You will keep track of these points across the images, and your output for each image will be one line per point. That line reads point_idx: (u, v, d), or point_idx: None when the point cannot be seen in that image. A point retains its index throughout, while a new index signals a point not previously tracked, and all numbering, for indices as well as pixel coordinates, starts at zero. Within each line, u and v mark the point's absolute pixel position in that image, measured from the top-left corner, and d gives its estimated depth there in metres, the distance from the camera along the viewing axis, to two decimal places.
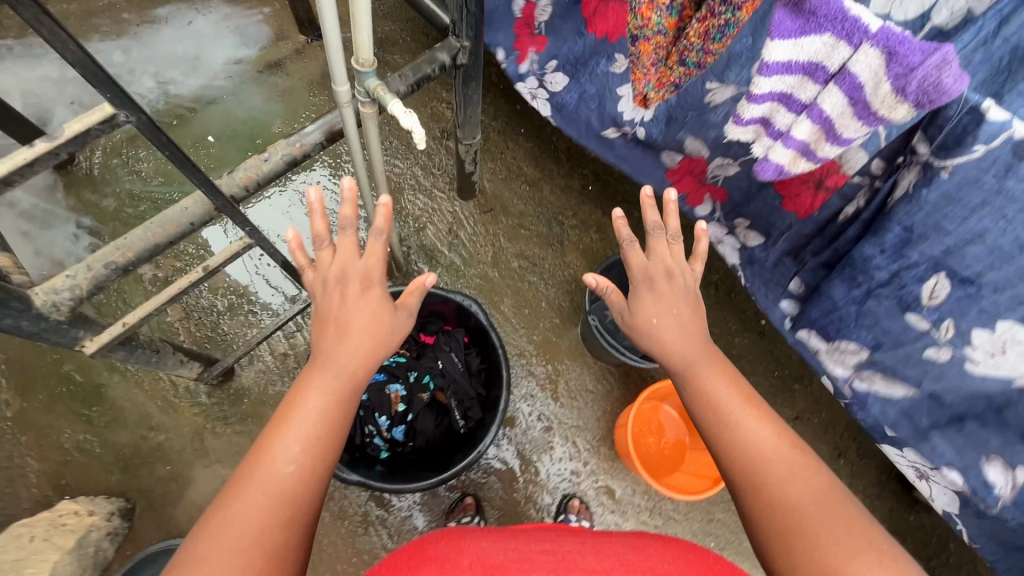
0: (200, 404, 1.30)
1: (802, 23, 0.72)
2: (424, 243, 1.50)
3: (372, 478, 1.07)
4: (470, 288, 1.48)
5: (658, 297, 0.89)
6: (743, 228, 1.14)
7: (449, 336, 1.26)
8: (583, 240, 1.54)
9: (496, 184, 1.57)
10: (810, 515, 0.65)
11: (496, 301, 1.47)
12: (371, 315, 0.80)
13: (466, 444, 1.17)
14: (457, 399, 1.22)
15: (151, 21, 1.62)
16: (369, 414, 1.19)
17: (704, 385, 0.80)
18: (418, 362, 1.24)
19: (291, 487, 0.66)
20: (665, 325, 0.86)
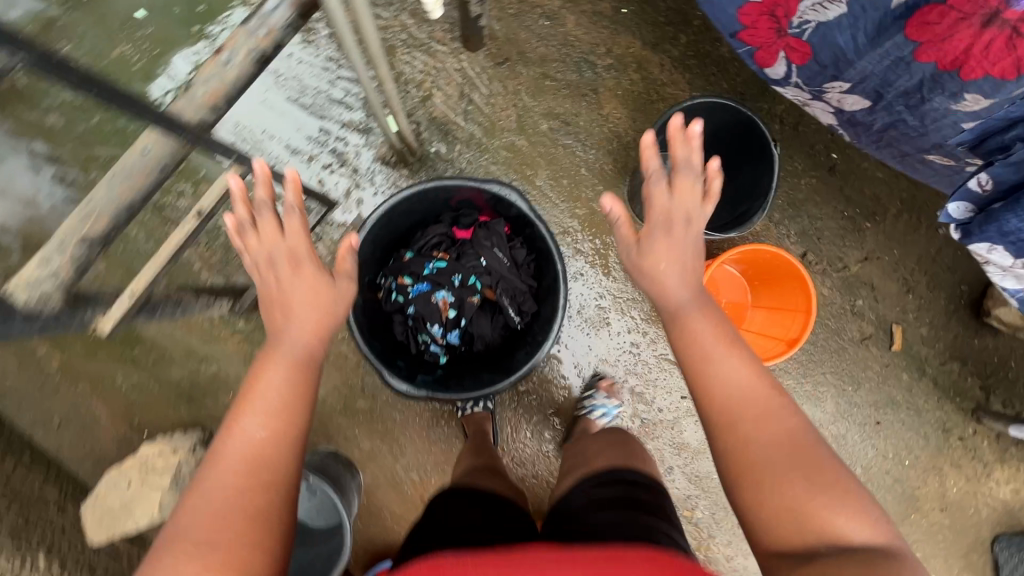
0: (240, 330, 1.25)
1: None
2: (434, 115, 1.26)
3: (436, 391, 1.04)
4: (498, 163, 1.28)
5: (671, 248, 0.80)
6: (838, 91, 0.89)
7: (487, 229, 1.13)
8: (622, 83, 1.28)
9: (508, 24, 1.26)
10: (772, 455, 0.66)
11: (530, 174, 1.28)
12: (309, 287, 0.75)
13: (530, 338, 1.11)
14: (509, 296, 1.13)
15: None
16: (418, 323, 1.13)
17: (690, 331, 0.78)
18: (459, 263, 1.12)
19: (260, 453, 0.62)
20: (679, 274, 0.80)
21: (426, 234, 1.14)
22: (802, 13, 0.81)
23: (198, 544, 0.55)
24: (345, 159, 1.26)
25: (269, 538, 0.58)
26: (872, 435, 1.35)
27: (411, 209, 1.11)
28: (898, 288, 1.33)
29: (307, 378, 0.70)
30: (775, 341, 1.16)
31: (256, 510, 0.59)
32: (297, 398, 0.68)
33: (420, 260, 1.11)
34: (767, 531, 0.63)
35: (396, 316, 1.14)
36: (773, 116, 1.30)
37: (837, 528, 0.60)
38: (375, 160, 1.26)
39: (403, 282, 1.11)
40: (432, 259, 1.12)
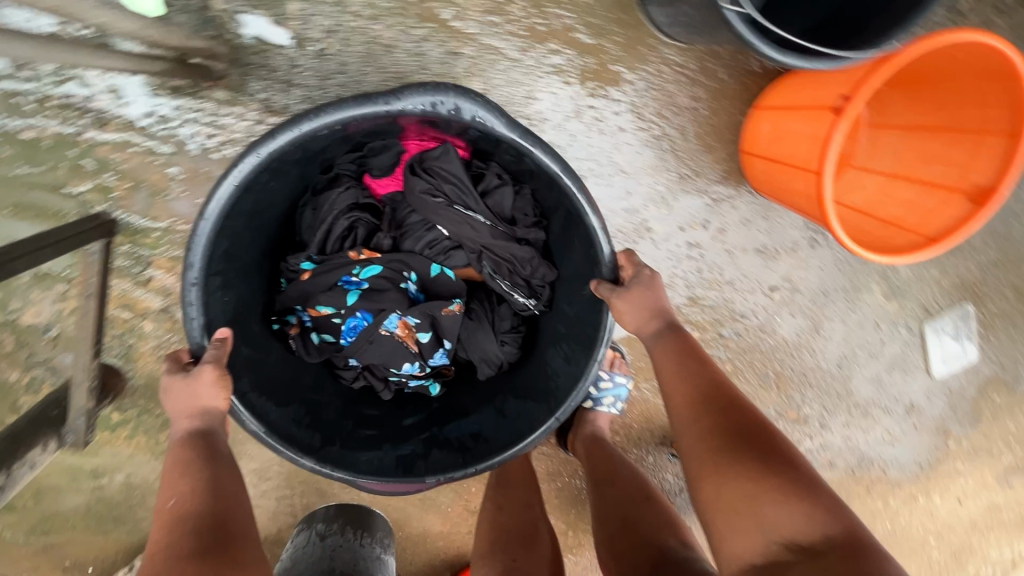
0: (124, 421, 0.84)
1: None
2: None
3: (451, 468, 0.65)
4: (383, 13, 0.66)
5: (653, 295, 0.62)
6: None
7: (428, 174, 0.68)
8: None
9: None
10: (725, 455, 0.51)
11: (449, 15, 0.67)
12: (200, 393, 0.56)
13: (561, 326, 0.71)
14: (507, 276, 0.72)
15: None
16: (376, 365, 0.74)
17: (661, 355, 0.62)
18: (404, 252, 0.72)
19: (180, 508, 0.48)
20: (660, 303, 0.62)
21: (323, 222, 0.70)
22: None
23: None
24: (101, 112, 0.66)
25: (236, 568, 0.44)
26: None
27: (274, 188, 0.63)
28: None
29: (208, 440, 0.55)
30: (935, 195, 0.69)
31: (197, 548, 0.44)
32: (191, 451, 0.53)
33: (337, 273, 0.69)
34: (725, 543, 0.49)
35: (337, 360, 0.75)
36: None
37: (795, 527, 0.46)
38: (155, 92, 0.65)
39: (321, 315, 0.71)
40: (350, 266, 0.70)
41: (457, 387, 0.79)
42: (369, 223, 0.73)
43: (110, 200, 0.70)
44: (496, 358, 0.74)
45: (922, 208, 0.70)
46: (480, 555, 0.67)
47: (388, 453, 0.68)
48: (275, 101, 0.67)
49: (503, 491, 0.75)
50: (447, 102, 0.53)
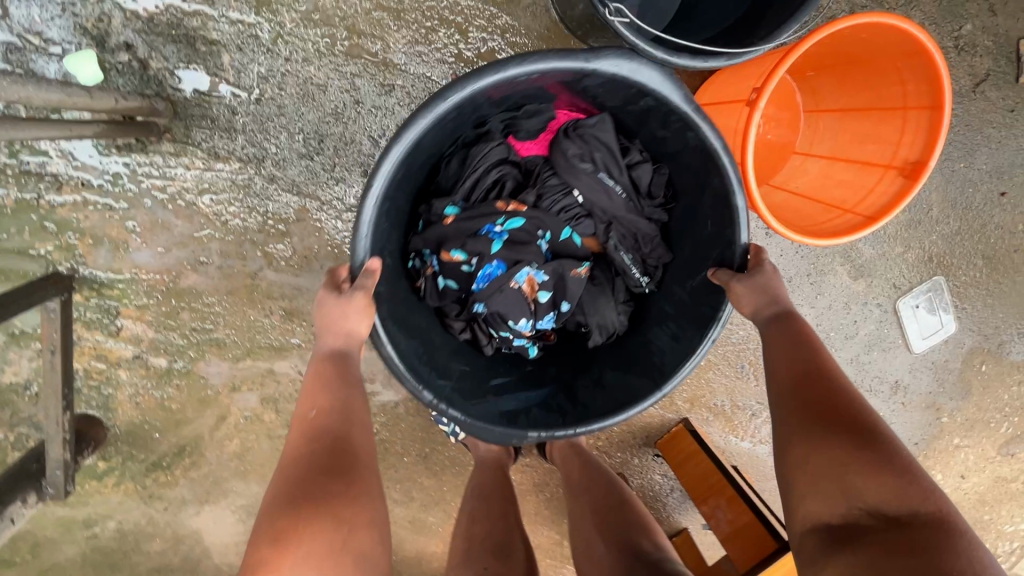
0: (110, 468, 0.86)
1: None
2: (151, 19, 0.65)
3: (552, 426, 0.65)
4: (311, 55, 0.69)
5: (774, 277, 0.59)
6: None
7: (581, 139, 0.65)
8: None
9: None
10: (818, 426, 0.50)
11: (376, 48, 0.70)
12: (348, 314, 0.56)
13: (669, 306, 0.70)
14: (627, 245, 0.70)
15: None
16: (496, 317, 0.69)
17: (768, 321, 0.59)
18: (542, 211, 0.66)
19: (318, 424, 0.51)
20: (777, 281, 0.59)
21: (474, 170, 0.65)
22: None
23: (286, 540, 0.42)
24: (58, 175, 0.69)
25: (359, 502, 0.46)
26: (999, 211, 0.94)
27: (440, 128, 0.59)
28: None
29: (348, 364, 0.56)
30: (871, 172, 0.69)
31: (323, 470, 0.47)
32: (331, 371, 0.55)
33: (478, 223, 0.65)
34: (801, 505, 0.49)
35: (451, 310, 0.71)
36: None
37: (880, 499, 0.45)
38: (107, 152, 0.69)
39: (451, 260, 0.66)
40: (494, 215, 0.65)
41: (556, 356, 0.76)
42: (515, 178, 0.68)
43: (73, 259, 0.73)
44: (611, 329, 0.71)
45: (860, 186, 0.70)
46: (456, 562, 0.69)
47: (491, 406, 0.68)
48: (220, 147, 0.70)
49: (482, 501, 0.76)
50: (626, 70, 0.55)
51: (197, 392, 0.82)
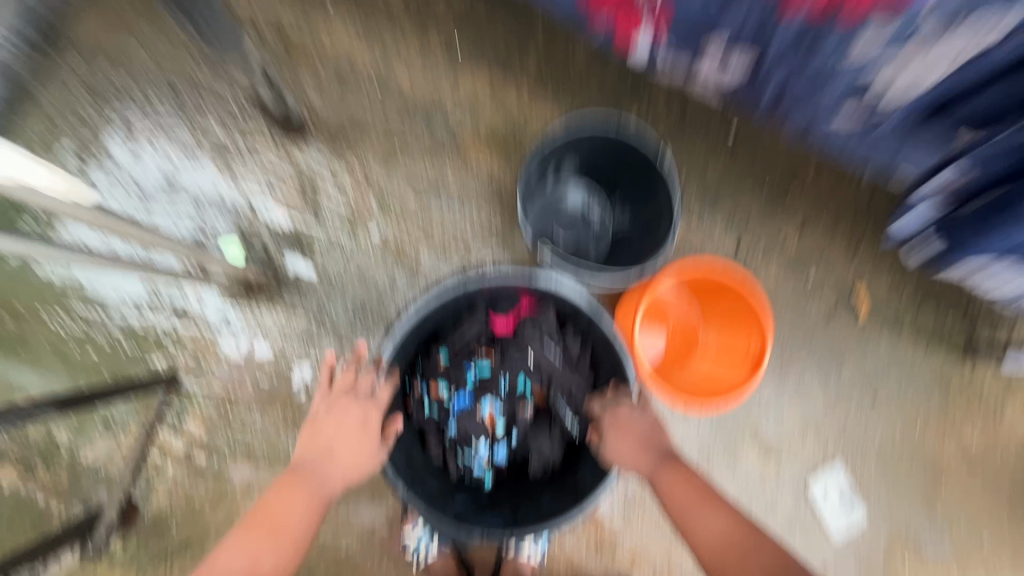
0: (124, 554, 1.01)
1: None
2: (279, 228, 1.07)
3: (493, 526, 0.85)
4: (369, 256, 1.08)
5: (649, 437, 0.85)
6: (716, 47, 0.74)
7: (534, 320, 0.96)
8: (481, 125, 1.09)
9: (331, 101, 1.08)
10: None
11: (410, 255, 1.09)
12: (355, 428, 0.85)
13: (593, 447, 0.92)
14: (565, 397, 0.96)
15: None
16: (466, 437, 0.95)
17: (663, 482, 0.82)
18: (505, 363, 0.96)
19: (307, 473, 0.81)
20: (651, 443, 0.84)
21: (461, 332, 0.96)
22: None
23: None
24: (188, 312, 1.04)
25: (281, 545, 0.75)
26: (874, 412, 1.19)
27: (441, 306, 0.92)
28: (848, 249, 1.18)
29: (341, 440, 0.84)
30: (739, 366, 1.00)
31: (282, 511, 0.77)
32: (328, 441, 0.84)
33: (460, 365, 0.95)
34: None
35: (434, 438, 0.95)
36: (656, 107, 1.12)
37: None
38: (225, 302, 1.05)
39: (438, 393, 0.96)
40: (473, 358, 0.96)
41: (506, 486, 0.96)
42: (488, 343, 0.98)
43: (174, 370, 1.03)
44: (547, 456, 0.93)
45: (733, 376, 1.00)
46: None
47: (452, 509, 0.88)
48: (297, 305, 1.06)
49: None
50: (556, 282, 0.89)
51: (219, 489, 1.02)
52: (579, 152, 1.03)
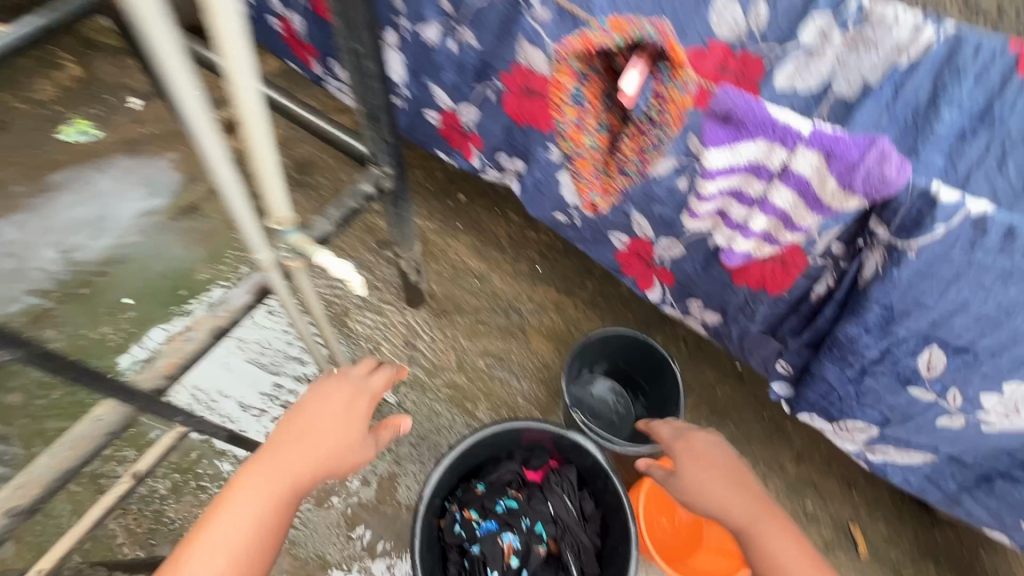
0: None
1: (733, 131, 0.67)
2: (381, 364, 1.41)
3: None
4: (440, 400, 1.38)
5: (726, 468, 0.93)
6: (698, 307, 1.02)
7: (559, 475, 1.16)
8: (545, 322, 1.48)
9: (444, 285, 1.52)
10: None
11: (471, 406, 1.38)
12: (340, 433, 0.82)
13: None
14: (573, 550, 1.12)
15: (47, 189, 1.63)
16: (483, 565, 1.11)
17: (759, 522, 0.86)
18: (528, 506, 1.15)
19: (278, 474, 0.76)
20: (727, 476, 0.92)
21: (499, 471, 1.17)
22: (657, 252, 0.98)
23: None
24: None
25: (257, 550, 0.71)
26: None
27: (488, 445, 1.14)
28: (840, 485, 1.34)
29: (315, 436, 0.80)
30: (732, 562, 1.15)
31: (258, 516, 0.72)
32: (303, 433, 0.80)
33: (492, 498, 1.15)
34: None
35: (457, 555, 1.13)
36: (677, 336, 1.48)
37: None
38: None
39: (468, 516, 1.14)
40: (504, 495, 1.16)
41: None
42: (518, 485, 1.17)
43: None
44: None
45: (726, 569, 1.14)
46: None
47: None
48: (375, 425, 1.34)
49: None
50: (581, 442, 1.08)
51: None
52: (611, 346, 1.31)
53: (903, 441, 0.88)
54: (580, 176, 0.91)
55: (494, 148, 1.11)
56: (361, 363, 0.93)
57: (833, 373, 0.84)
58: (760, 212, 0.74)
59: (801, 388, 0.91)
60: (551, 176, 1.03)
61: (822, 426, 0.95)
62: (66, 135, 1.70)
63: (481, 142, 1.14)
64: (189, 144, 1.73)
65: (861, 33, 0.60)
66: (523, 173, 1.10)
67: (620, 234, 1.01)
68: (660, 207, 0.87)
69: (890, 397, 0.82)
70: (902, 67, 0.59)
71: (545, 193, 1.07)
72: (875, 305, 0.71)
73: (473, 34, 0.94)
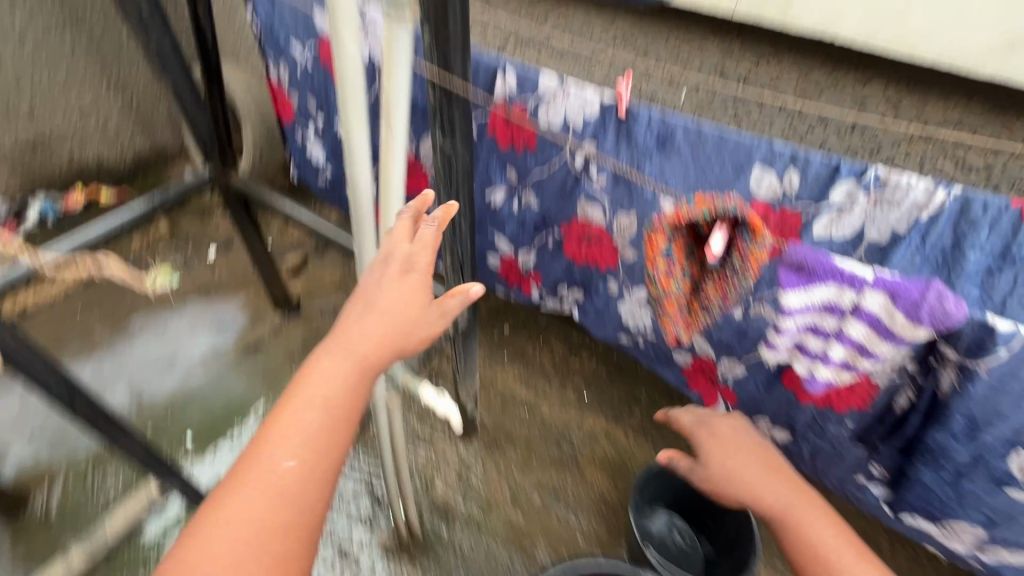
0: None
1: (807, 277, 0.76)
2: (435, 500, 1.39)
3: None
4: (497, 539, 1.33)
5: (750, 446, 0.88)
6: (766, 425, 1.04)
7: None
8: (597, 452, 1.48)
9: (495, 415, 1.55)
10: None
11: (529, 547, 1.32)
12: (402, 303, 0.65)
13: None
14: None
15: (124, 331, 1.76)
16: None
17: (791, 503, 0.79)
18: None
19: (352, 366, 0.62)
20: (752, 456, 0.86)
21: None
22: (721, 371, 1.04)
23: (238, 487, 0.56)
24: (348, 553, 1.29)
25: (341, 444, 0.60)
26: None
27: None
28: None
29: (385, 308, 0.64)
30: None
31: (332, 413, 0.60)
32: (373, 316, 0.64)
33: None
34: None
35: None
36: None
37: None
38: (378, 554, 1.30)
39: None
40: None
41: None
42: None
43: None
44: None
45: None
46: None
47: None
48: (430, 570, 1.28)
49: None
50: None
51: None
52: (673, 475, 1.29)
53: (1014, 544, 0.83)
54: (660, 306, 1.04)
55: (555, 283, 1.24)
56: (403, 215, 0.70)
57: (927, 475, 0.85)
58: (836, 343, 0.80)
59: (901, 490, 0.92)
60: (611, 307, 1.17)
61: (928, 528, 0.93)
62: (147, 284, 1.87)
63: (542, 278, 1.27)
64: (257, 287, 1.90)
65: (881, 198, 0.71)
66: (582, 301, 1.23)
67: (684, 354, 1.08)
68: (719, 333, 0.97)
69: (990, 498, 0.80)
70: (924, 219, 0.70)
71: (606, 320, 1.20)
72: (958, 415, 0.75)
73: (535, 197, 1.12)
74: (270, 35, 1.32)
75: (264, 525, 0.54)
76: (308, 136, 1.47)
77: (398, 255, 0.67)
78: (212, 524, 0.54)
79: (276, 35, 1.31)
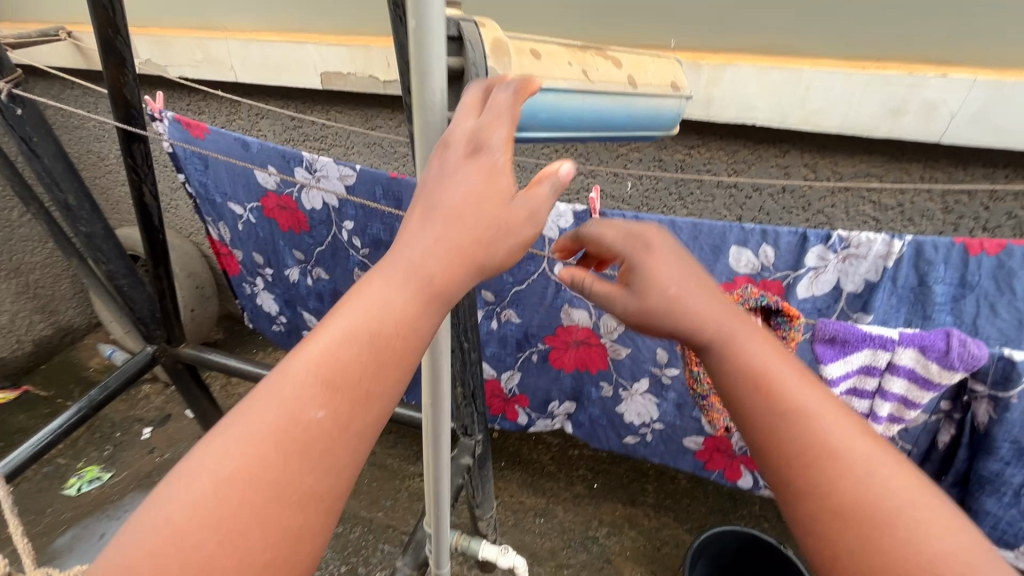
0: None
1: (841, 348, 0.63)
2: None
3: None
4: None
5: (665, 257, 0.51)
6: None
7: None
8: (627, 543, 1.41)
9: (511, 534, 1.44)
10: (888, 500, 0.38)
11: None
12: (473, 194, 0.41)
13: None
14: None
15: (47, 558, 1.44)
16: None
17: (733, 332, 0.47)
18: None
19: (405, 284, 0.40)
20: (675, 269, 0.51)
21: None
22: (736, 443, 1.06)
23: (242, 412, 0.37)
24: None
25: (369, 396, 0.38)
26: None
27: None
28: None
29: (445, 202, 0.42)
30: None
31: (363, 343, 0.38)
32: (432, 210, 0.42)
33: None
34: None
35: None
36: (757, 516, 1.45)
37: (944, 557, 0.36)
38: None
39: None
40: None
41: None
42: None
43: None
44: None
45: None
46: None
47: None
48: None
49: None
50: None
51: None
52: (716, 552, 1.24)
53: None
54: (668, 392, 1.05)
55: (547, 396, 1.20)
56: (468, 89, 0.44)
57: (992, 503, 0.82)
58: (899, 379, 0.63)
59: None
60: (610, 410, 1.15)
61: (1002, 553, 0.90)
62: (72, 489, 1.59)
63: (528, 400, 1.23)
64: None
65: (849, 253, 0.79)
66: (575, 411, 1.20)
67: (694, 438, 1.09)
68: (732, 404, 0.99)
69: None
70: (891, 265, 0.78)
71: (605, 423, 1.18)
72: (1004, 443, 0.74)
73: (514, 312, 1.11)
74: (204, 197, 1.27)
75: (235, 472, 0.34)
76: (257, 288, 1.40)
77: (459, 133, 0.43)
78: (191, 468, 0.35)
79: (211, 196, 1.26)
